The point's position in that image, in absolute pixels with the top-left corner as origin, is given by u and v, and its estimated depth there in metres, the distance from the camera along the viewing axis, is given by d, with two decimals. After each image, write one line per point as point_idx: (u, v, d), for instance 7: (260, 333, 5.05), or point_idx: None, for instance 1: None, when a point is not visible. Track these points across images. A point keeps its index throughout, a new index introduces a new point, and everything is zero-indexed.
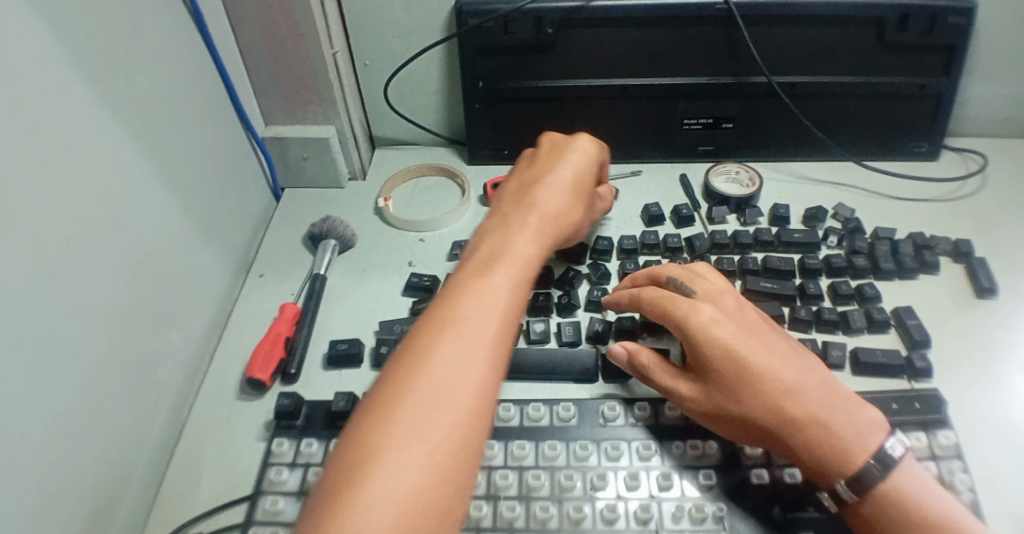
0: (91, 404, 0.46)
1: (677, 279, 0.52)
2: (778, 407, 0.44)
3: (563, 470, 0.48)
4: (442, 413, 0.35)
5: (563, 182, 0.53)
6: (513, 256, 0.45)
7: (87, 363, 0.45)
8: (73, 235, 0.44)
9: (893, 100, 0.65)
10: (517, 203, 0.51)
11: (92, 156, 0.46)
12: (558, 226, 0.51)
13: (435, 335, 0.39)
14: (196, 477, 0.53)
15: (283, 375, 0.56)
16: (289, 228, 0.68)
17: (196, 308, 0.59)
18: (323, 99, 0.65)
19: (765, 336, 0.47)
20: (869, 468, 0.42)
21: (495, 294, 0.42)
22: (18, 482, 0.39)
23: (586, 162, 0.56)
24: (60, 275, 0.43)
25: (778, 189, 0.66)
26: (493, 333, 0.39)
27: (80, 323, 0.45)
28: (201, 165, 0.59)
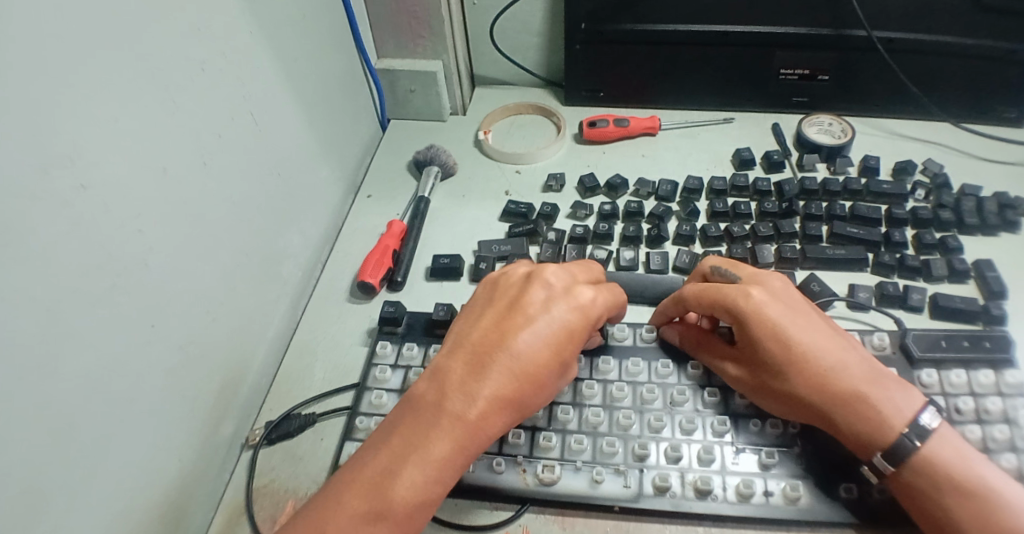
0: (227, 283, 0.52)
1: (720, 268, 0.53)
2: (821, 381, 0.46)
3: (645, 384, 0.53)
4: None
5: (545, 348, 0.44)
6: (453, 435, 0.42)
7: (224, 247, 0.51)
8: (221, 131, 0.50)
9: (985, 64, 0.65)
10: (483, 361, 0.44)
11: (238, 64, 0.51)
12: (535, 399, 0.44)
13: (362, 504, 0.40)
14: (310, 365, 0.60)
15: (390, 282, 0.62)
16: (395, 155, 0.73)
17: (314, 218, 0.65)
18: (433, 34, 0.70)
19: (811, 317, 0.49)
20: (905, 439, 0.44)
21: (414, 490, 0.41)
22: (174, 335, 0.46)
23: (585, 313, 0.46)
24: (209, 165, 0.49)
25: (868, 142, 0.68)
26: (398, 520, 0.40)
27: (223, 209, 0.51)
28: (323, 88, 0.65)
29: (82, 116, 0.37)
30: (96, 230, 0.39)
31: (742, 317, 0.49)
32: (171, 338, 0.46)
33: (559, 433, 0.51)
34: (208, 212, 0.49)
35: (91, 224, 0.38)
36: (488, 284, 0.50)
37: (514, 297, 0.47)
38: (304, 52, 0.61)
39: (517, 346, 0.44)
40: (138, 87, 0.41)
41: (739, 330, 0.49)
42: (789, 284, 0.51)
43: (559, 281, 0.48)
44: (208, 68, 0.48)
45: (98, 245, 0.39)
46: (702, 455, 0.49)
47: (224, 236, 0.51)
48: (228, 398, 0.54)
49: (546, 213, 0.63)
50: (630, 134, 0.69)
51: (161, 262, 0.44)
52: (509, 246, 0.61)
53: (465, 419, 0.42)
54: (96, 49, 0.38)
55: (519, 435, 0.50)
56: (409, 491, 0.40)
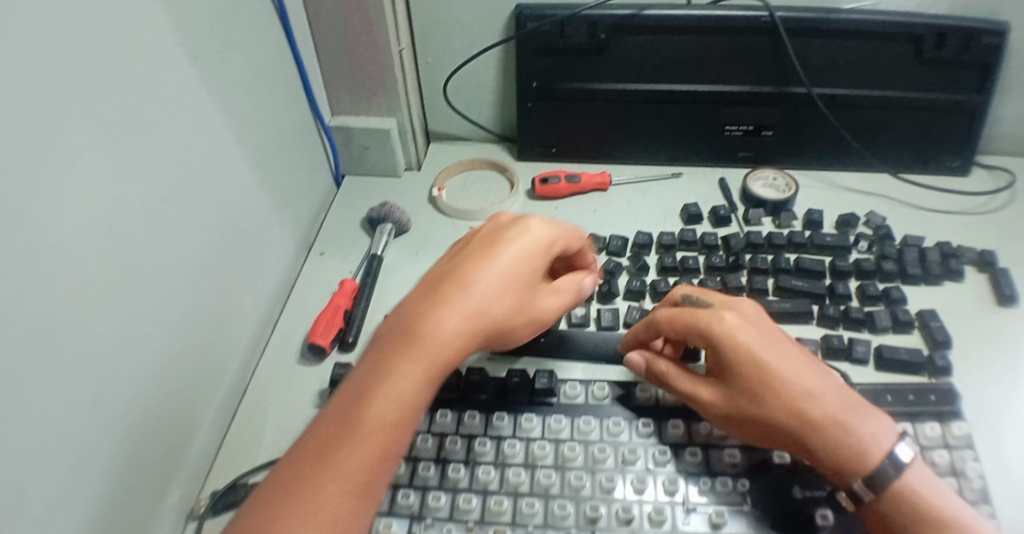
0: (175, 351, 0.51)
1: (692, 296, 0.53)
2: (797, 407, 0.47)
3: (596, 443, 0.52)
4: (330, 499, 0.39)
5: (499, 273, 0.49)
6: (414, 355, 0.44)
7: (173, 315, 0.51)
8: (170, 197, 0.49)
9: (928, 115, 0.68)
10: (443, 291, 0.48)
11: (189, 131, 0.51)
12: (497, 320, 0.48)
13: (337, 428, 0.41)
14: (258, 430, 0.58)
15: (341, 343, 0.61)
16: (349, 211, 0.73)
17: (265, 278, 0.64)
18: (387, 92, 0.71)
19: (783, 343, 0.50)
20: (885, 467, 0.44)
21: (388, 410, 0.42)
22: (119, 409, 0.45)
23: (548, 241, 0.51)
24: (158, 232, 0.48)
25: (812, 195, 0.69)
26: (376, 438, 0.41)
27: (171, 275, 0.50)
28: (276, 148, 0.65)
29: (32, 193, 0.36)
30: (41, 308, 0.37)
31: (717, 342, 0.49)
32: (114, 413, 0.44)
33: (511, 497, 0.50)
34: (156, 280, 0.48)
35: (35, 302, 0.37)
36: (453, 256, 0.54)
37: (469, 245, 0.52)
38: (256, 113, 0.61)
39: (471, 283, 0.48)
40: (90, 160, 0.41)
41: (713, 355, 0.50)
42: (761, 309, 0.52)
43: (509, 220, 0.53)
44: (158, 135, 0.47)
45: (44, 322, 0.37)
46: (653, 517, 0.48)
47: (172, 302, 0.50)
48: (172, 470, 0.52)
49: None
50: (582, 191, 0.70)
51: (107, 334, 0.43)
52: None
53: (434, 343, 0.45)
54: (48, 124, 0.38)
55: (471, 499, 0.49)
56: (388, 408, 0.42)
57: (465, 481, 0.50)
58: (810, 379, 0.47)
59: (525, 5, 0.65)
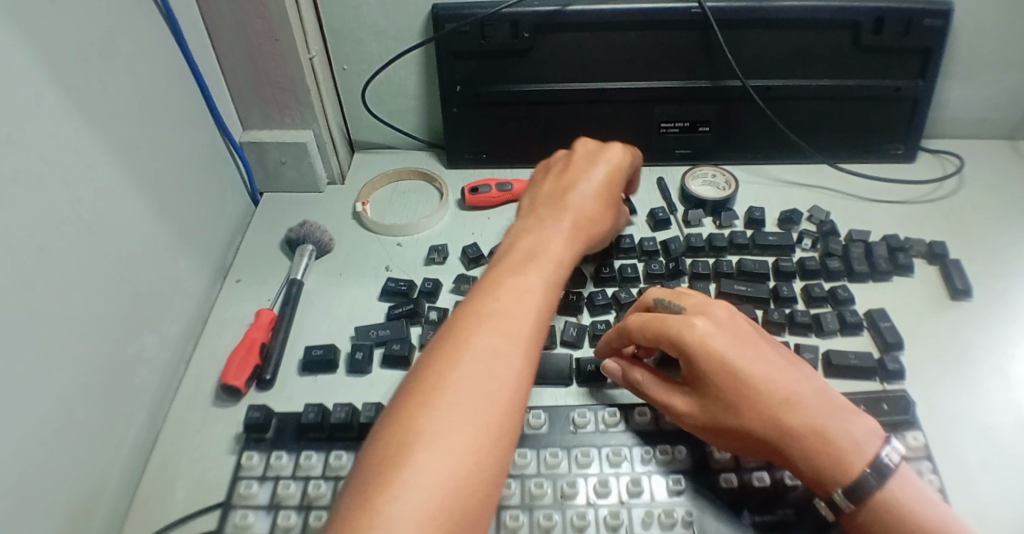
0: (62, 413, 0.46)
1: (663, 300, 0.50)
2: (775, 416, 0.44)
3: (532, 478, 0.48)
4: (479, 403, 0.37)
5: (595, 189, 0.54)
6: (544, 260, 0.47)
7: (58, 373, 0.45)
8: (46, 243, 0.44)
9: (869, 103, 0.66)
10: (553, 211, 0.52)
11: (64, 167, 0.46)
12: (589, 226, 0.53)
13: (459, 339, 0.40)
14: (170, 484, 0.53)
15: (258, 381, 0.56)
16: (268, 232, 0.68)
17: (173, 315, 0.58)
18: (300, 104, 0.65)
19: (757, 346, 0.46)
20: (867, 479, 0.41)
21: (513, 318, 0.42)
22: None
23: (616, 170, 0.56)
24: (33, 286, 0.43)
25: (754, 191, 0.67)
26: (510, 342, 0.41)
27: (55, 329, 0.45)
28: (178, 172, 0.59)
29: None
30: None
31: (687, 351, 0.46)
32: None
33: None
34: (32, 338, 0.43)
35: None
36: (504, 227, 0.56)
37: (543, 193, 0.55)
38: (152, 135, 0.55)
39: (553, 217, 0.51)
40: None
41: (686, 364, 0.47)
42: (736, 312, 0.48)
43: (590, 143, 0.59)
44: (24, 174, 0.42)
45: None
46: None
47: (58, 358, 0.45)
48: None
49: (426, 290, 0.59)
50: (513, 198, 0.66)
51: None
52: (388, 330, 0.57)
53: (544, 263, 0.47)
54: None
55: None
56: (519, 315, 0.42)
57: None
58: (788, 383, 0.44)
59: (441, 5, 0.61)
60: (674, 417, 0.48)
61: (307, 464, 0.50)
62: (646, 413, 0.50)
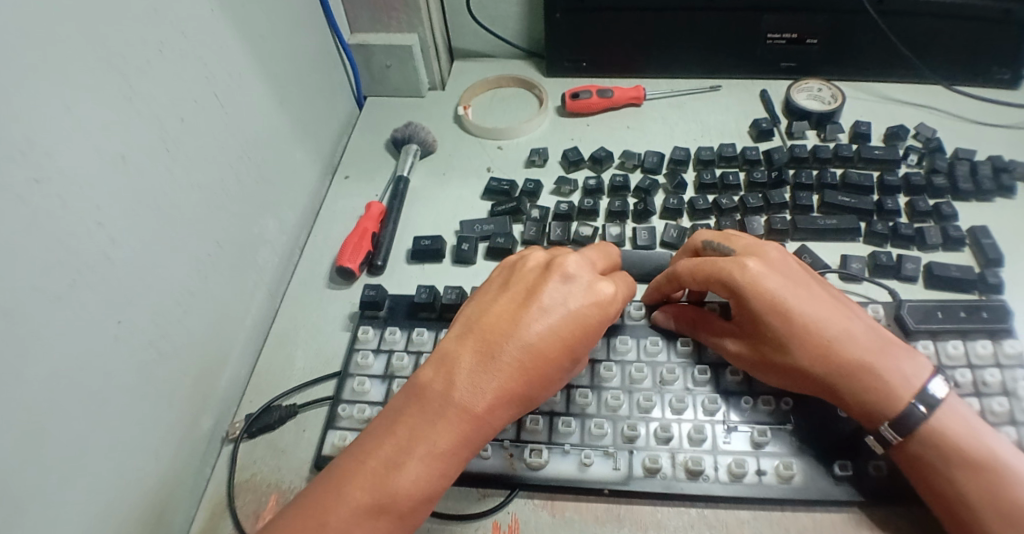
0: (199, 278, 0.50)
1: (713, 242, 0.50)
2: (826, 355, 0.45)
3: (634, 363, 0.51)
4: (417, 476, 0.39)
5: (558, 344, 0.42)
6: (458, 430, 0.40)
7: (195, 239, 0.49)
8: (185, 115, 0.47)
9: (981, 24, 0.63)
10: (494, 349, 0.42)
11: (199, 44, 0.48)
12: (544, 379, 0.43)
13: (424, 413, 0.41)
14: (290, 355, 0.58)
15: (369, 267, 0.60)
16: (373, 133, 0.71)
17: (290, 203, 0.62)
18: (407, 6, 0.67)
19: (810, 287, 0.47)
20: (915, 410, 0.43)
21: (478, 401, 0.41)
22: (144, 333, 0.44)
23: (588, 322, 0.43)
24: (174, 152, 0.46)
25: (860, 107, 0.66)
26: (467, 431, 0.41)
27: (194, 197, 0.49)
28: (294, 66, 0.61)
29: (24, 103, 0.35)
30: (45, 234, 0.36)
31: (740, 292, 0.46)
32: (141, 335, 0.44)
33: (547, 416, 0.49)
34: (176, 203, 0.47)
35: (34, 221, 0.35)
36: (499, 271, 0.48)
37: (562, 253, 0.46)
38: (273, 29, 0.58)
39: (499, 362, 0.41)
40: (88, 77, 0.39)
41: (739, 307, 0.47)
42: (787, 253, 0.48)
43: (578, 267, 0.45)
44: (168, 49, 0.45)
45: (48, 249, 0.36)
46: (693, 436, 0.47)
47: (197, 225, 0.49)
48: (204, 394, 0.51)
49: (529, 190, 0.61)
50: (614, 106, 0.67)
51: (124, 262, 0.42)
52: (492, 225, 0.59)
53: (527, 355, 0.42)
54: (40, 37, 0.36)
55: (507, 419, 0.49)
56: (484, 403, 0.41)
57: None
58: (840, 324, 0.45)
59: None
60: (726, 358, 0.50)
61: (419, 339, 0.54)
62: None
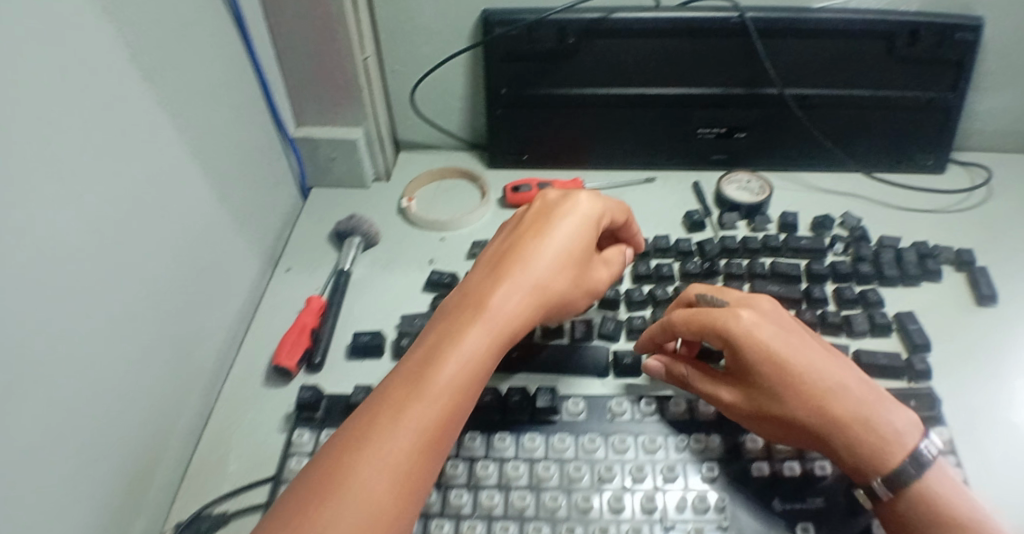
0: (131, 383, 0.48)
1: (708, 295, 0.52)
2: (820, 404, 0.46)
3: (571, 461, 0.50)
4: (387, 472, 0.39)
5: (554, 256, 0.52)
6: (483, 325, 0.47)
7: (129, 346, 0.48)
8: (127, 222, 0.47)
9: (901, 113, 0.67)
10: (505, 268, 0.51)
11: (143, 150, 0.49)
12: (552, 277, 0.51)
13: (449, 326, 0.47)
14: (222, 460, 0.56)
15: (308, 364, 0.59)
16: (317, 225, 0.71)
17: (229, 298, 0.61)
18: (352, 102, 0.69)
19: (801, 337, 0.49)
20: (906, 467, 0.43)
21: (500, 302, 0.48)
22: (72, 450, 0.42)
23: (578, 237, 0.53)
24: (113, 261, 0.45)
25: (787, 197, 0.69)
26: (493, 327, 0.47)
27: (130, 304, 0.48)
28: (240, 162, 0.62)
29: None
30: None
31: (736, 342, 0.48)
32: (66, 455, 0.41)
33: (484, 521, 0.47)
34: (111, 312, 0.45)
35: None
36: (500, 230, 0.57)
37: (499, 253, 0.52)
38: (216, 127, 0.59)
39: (509, 278, 0.50)
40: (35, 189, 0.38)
41: (733, 355, 0.49)
42: (780, 307, 0.51)
43: (557, 197, 0.56)
44: (111, 156, 0.45)
45: None
46: None
47: (130, 331, 0.48)
48: (128, 509, 0.48)
49: None
50: None
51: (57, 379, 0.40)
52: None
53: (533, 272, 0.51)
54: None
55: (441, 525, 0.47)
56: (505, 310, 0.48)
57: (436, 505, 0.48)
58: (834, 374, 0.46)
59: (494, 10, 0.64)
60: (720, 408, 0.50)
61: None
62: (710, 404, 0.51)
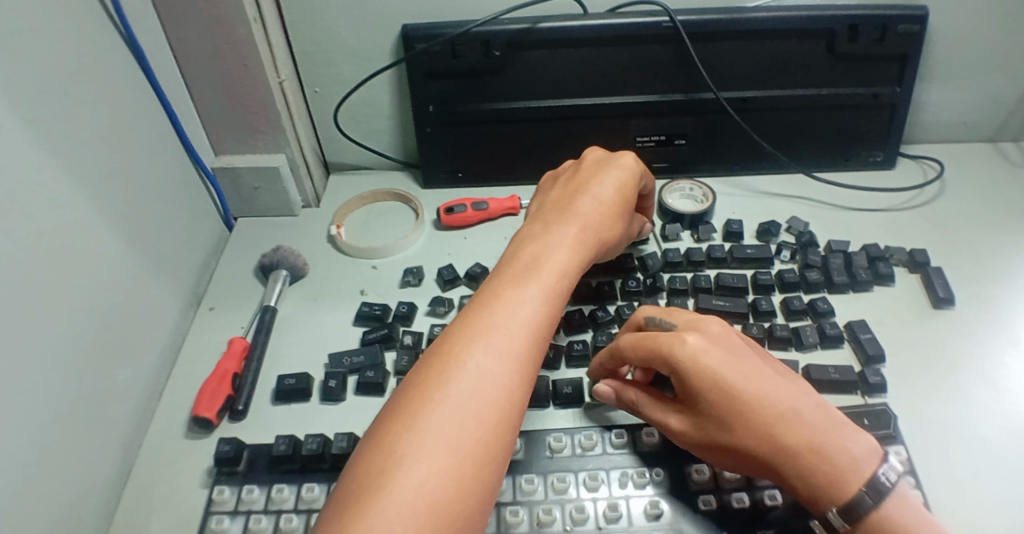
0: (29, 452, 0.43)
1: (655, 317, 0.48)
2: (771, 432, 0.41)
3: (507, 505, 0.46)
4: (468, 428, 0.36)
5: (607, 196, 0.52)
6: (562, 254, 0.47)
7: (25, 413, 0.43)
8: (12, 277, 0.43)
9: (845, 111, 0.65)
10: (566, 208, 0.51)
11: (29, 197, 0.44)
12: (608, 216, 0.51)
13: (517, 260, 0.47)
14: (142, 526, 0.50)
15: (230, 412, 0.54)
16: (243, 259, 0.67)
17: (144, 345, 0.57)
18: (272, 129, 0.65)
19: (751, 360, 0.44)
20: (862, 498, 0.39)
21: (563, 234, 0.48)
22: None
23: (627, 178, 0.54)
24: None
25: (731, 203, 0.66)
26: (567, 255, 0.47)
27: (21, 366, 0.43)
28: (152, 197, 0.58)
29: None
30: None
31: (680, 369, 0.43)
32: None
33: None
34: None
35: None
36: (543, 186, 0.57)
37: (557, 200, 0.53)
38: (120, 163, 0.54)
39: (570, 219, 0.50)
40: None
41: (677, 383, 0.44)
42: (728, 328, 0.46)
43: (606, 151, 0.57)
44: None
45: None
46: None
47: (25, 397, 0.43)
48: None
49: (402, 313, 0.58)
50: (490, 217, 0.66)
51: None
52: (362, 356, 0.56)
53: (592, 208, 0.51)
54: None
55: None
56: (569, 240, 0.48)
57: None
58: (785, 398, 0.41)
59: (411, 25, 0.60)
60: (670, 436, 0.46)
61: (278, 497, 0.48)
62: (653, 433, 0.48)
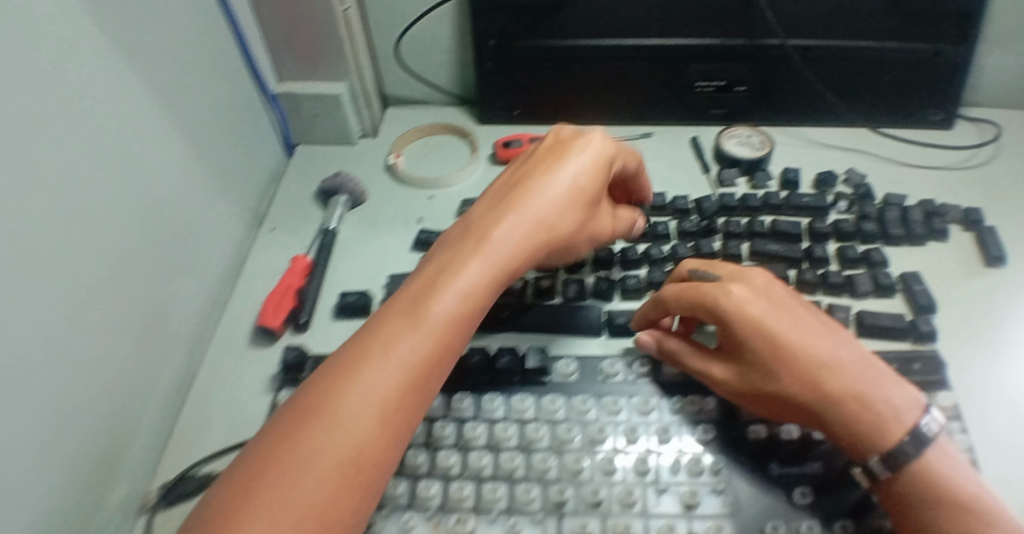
0: (110, 336, 0.46)
1: (699, 270, 0.49)
2: (815, 379, 0.43)
3: (562, 422, 0.48)
4: (365, 420, 0.38)
5: (573, 173, 0.50)
6: (509, 236, 0.47)
7: (107, 300, 0.46)
8: (98, 170, 0.45)
9: (908, 66, 0.64)
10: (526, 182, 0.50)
11: (113, 95, 0.46)
12: (575, 193, 0.50)
13: (467, 239, 0.47)
14: (209, 419, 0.53)
15: (293, 324, 0.57)
16: (301, 183, 0.69)
17: (210, 257, 0.59)
18: (333, 55, 0.66)
19: (797, 312, 0.46)
20: (903, 445, 0.40)
21: (518, 216, 0.48)
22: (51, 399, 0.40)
23: (602, 161, 0.51)
24: (87, 209, 0.43)
25: (788, 153, 0.66)
26: (515, 238, 0.47)
27: (106, 254, 0.45)
28: (219, 112, 0.60)
29: None
30: None
31: (726, 318, 0.45)
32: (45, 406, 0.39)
33: (473, 482, 0.45)
34: (87, 263, 0.43)
35: None
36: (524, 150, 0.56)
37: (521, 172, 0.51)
38: (192, 75, 0.56)
39: (531, 193, 0.49)
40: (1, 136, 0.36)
41: (723, 331, 0.46)
42: (773, 280, 0.48)
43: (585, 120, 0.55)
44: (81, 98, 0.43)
45: None
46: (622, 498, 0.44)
47: (108, 285, 0.46)
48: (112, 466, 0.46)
49: None
50: None
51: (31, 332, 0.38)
52: None
53: (560, 189, 0.50)
54: None
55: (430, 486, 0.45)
56: (522, 222, 0.48)
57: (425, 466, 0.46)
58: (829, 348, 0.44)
59: None
60: (712, 386, 0.47)
61: None
62: None
